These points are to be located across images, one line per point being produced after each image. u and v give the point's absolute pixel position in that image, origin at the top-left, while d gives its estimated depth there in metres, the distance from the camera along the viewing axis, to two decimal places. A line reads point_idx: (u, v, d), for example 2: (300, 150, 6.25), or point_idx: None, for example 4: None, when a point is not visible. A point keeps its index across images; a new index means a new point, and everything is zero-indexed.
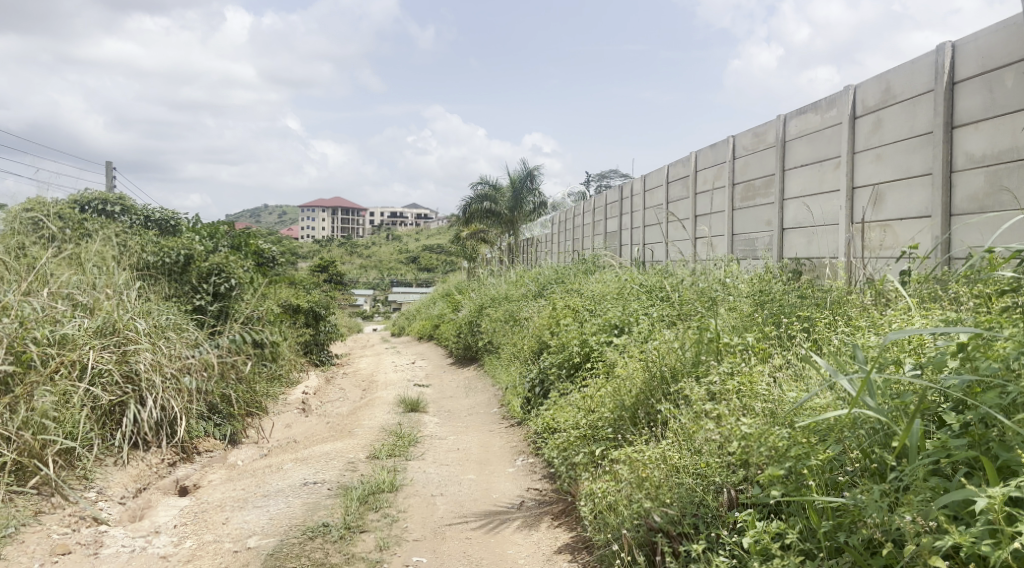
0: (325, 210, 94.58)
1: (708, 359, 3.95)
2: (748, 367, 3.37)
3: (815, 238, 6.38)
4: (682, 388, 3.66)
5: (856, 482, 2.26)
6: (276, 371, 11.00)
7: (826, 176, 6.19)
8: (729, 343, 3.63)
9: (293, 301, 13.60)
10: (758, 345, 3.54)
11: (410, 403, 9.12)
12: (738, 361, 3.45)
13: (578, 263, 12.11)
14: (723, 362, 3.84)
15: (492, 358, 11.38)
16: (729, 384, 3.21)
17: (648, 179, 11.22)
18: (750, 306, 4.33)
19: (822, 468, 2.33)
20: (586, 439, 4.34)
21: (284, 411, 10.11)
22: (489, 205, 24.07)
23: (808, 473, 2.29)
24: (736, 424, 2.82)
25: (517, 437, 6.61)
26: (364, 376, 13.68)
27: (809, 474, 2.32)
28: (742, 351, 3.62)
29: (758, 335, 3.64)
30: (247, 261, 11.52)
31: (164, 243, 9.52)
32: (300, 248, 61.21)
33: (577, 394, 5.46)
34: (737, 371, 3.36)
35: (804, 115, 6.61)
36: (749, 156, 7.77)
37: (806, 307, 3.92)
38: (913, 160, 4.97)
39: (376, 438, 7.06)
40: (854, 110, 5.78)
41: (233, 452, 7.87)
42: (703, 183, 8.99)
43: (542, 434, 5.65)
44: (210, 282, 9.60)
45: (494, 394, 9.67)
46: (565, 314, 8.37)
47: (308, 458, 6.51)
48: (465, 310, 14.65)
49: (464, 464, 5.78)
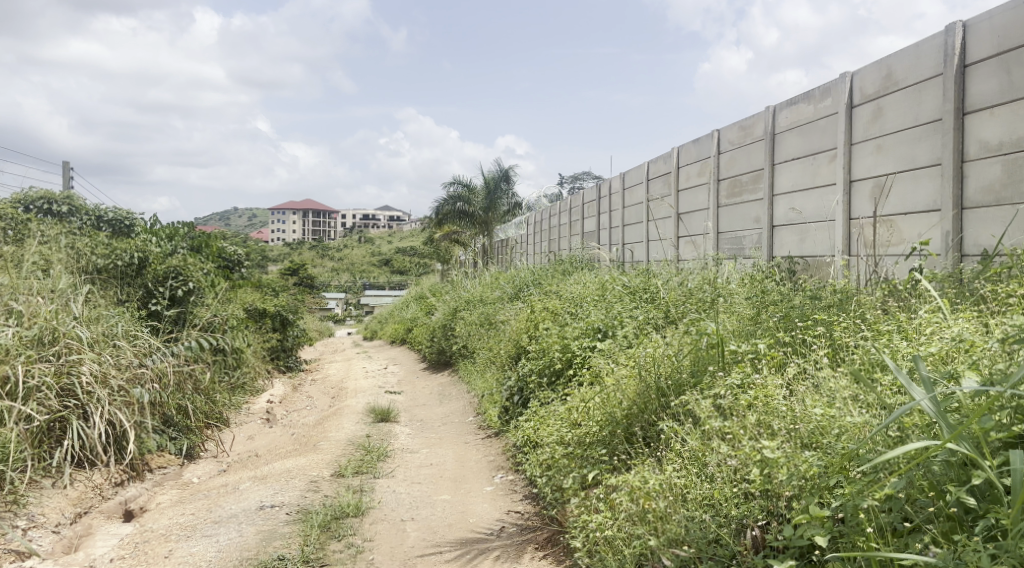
0: (296, 213, 93.22)
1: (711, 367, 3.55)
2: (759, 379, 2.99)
3: (808, 236, 6.04)
4: (683, 403, 3.27)
5: (922, 528, 1.92)
6: (238, 379, 10.41)
7: (821, 169, 5.84)
8: (737, 351, 3.24)
9: (258, 305, 12.99)
10: (769, 353, 3.16)
11: (380, 413, 8.63)
12: (748, 372, 3.06)
13: (556, 264, 11.70)
14: (728, 371, 3.44)
15: (468, 363, 10.90)
16: (741, 399, 2.83)
17: (627, 177, 10.85)
18: (750, 310, 3.96)
19: (880, 508, 1.98)
20: (575, 460, 3.92)
21: (247, 421, 9.52)
22: (462, 206, 23.51)
23: (866, 519, 1.94)
24: (755, 447, 2.44)
25: (495, 450, 6.18)
26: (333, 383, 13.10)
27: (865, 518, 1.96)
28: (751, 360, 3.24)
29: (769, 341, 3.26)
30: (208, 264, 10.92)
31: (116, 244, 8.90)
32: (271, 251, 60.07)
33: (562, 404, 5.05)
34: (748, 384, 2.97)
35: (795, 106, 6.27)
36: (735, 150, 7.42)
37: (817, 309, 3.55)
38: (919, 150, 4.63)
39: (343, 452, 6.56)
40: (851, 98, 5.45)
41: (189, 468, 7.31)
42: (685, 180, 8.63)
43: (524, 448, 5.24)
44: (167, 285, 9.03)
45: (469, 402, 9.22)
46: (544, 317, 7.95)
47: (268, 475, 5.99)
48: (439, 313, 14.15)
49: (438, 482, 5.33)
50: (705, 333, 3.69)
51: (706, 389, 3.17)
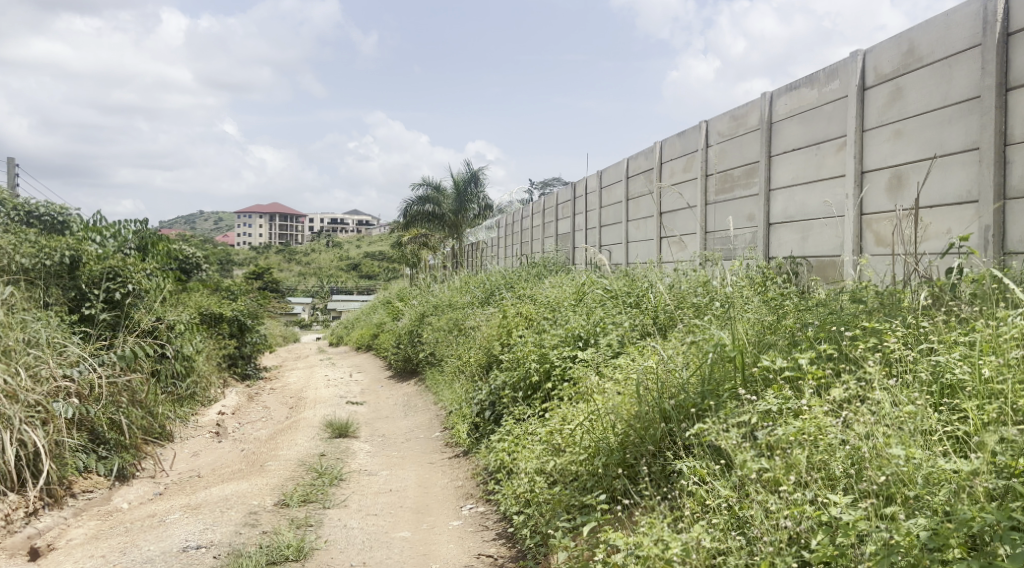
0: (262, 216, 91.44)
1: (727, 384, 2.93)
2: (802, 404, 2.39)
3: (811, 234, 5.51)
4: (701, 432, 2.66)
5: None
6: (185, 390, 9.53)
7: (827, 160, 5.31)
8: (766, 369, 2.62)
9: (214, 310, 12.06)
10: (809, 371, 2.55)
11: (338, 428, 7.87)
12: (786, 395, 2.46)
13: (529, 267, 11.05)
14: (752, 393, 2.83)
15: (435, 372, 10.16)
16: (786, 428, 2.22)
17: (605, 176, 10.23)
18: (772, 320, 3.35)
19: None
20: (566, 502, 3.28)
21: (193, 436, 8.67)
22: (432, 208, 22.73)
23: None
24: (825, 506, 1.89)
25: (463, 474, 5.49)
26: (292, 392, 12.26)
27: None
28: (782, 381, 2.64)
29: (807, 356, 2.65)
30: (154, 264, 9.99)
31: (45, 241, 7.92)
32: (237, 255, 58.54)
33: (544, 425, 4.38)
34: (790, 410, 2.37)
35: (796, 91, 5.73)
36: (725, 142, 6.85)
37: (857, 314, 2.93)
38: (948, 134, 4.10)
39: (292, 475, 5.80)
40: (862, 78, 4.91)
41: (119, 491, 6.40)
42: (669, 176, 8.04)
43: (497, 473, 4.58)
44: (102, 287, 8.10)
45: (435, 415, 8.50)
46: (517, 323, 7.28)
47: (201, 504, 5.18)
48: (407, 318, 13.41)
49: (397, 515, 4.62)
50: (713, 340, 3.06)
51: (730, 416, 2.57)
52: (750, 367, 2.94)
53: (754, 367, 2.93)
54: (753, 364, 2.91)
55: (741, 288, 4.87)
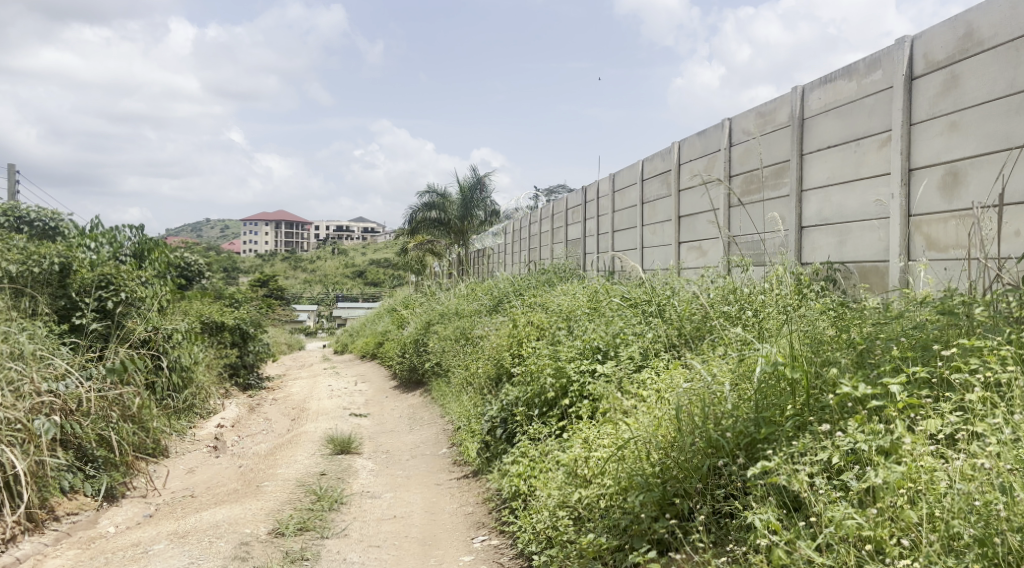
0: (268, 224, 91.39)
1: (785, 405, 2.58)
2: (901, 441, 2.15)
3: (850, 237, 5.13)
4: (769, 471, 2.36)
5: None
6: (182, 402, 9.12)
7: (868, 157, 4.94)
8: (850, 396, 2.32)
9: (215, 318, 11.67)
10: (905, 399, 2.28)
11: (341, 443, 7.47)
12: (880, 430, 2.20)
13: (539, 274, 10.65)
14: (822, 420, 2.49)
15: (441, 383, 9.76)
16: (890, 479, 2.04)
17: (618, 178, 9.82)
18: (833, 333, 2.97)
19: None
20: (606, 547, 2.90)
21: (190, 450, 8.27)
22: (436, 215, 22.33)
23: None
24: None
25: (473, 497, 5.10)
26: (294, 402, 11.87)
27: None
28: (869, 412, 2.36)
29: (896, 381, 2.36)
30: (151, 270, 9.57)
31: (34, 248, 7.49)
32: (242, 263, 58.33)
33: (567, 449, 3.98)
34: (890, 445, 2.15)
35: (832, 84, 5.35)
36: (750, 141, 6.45)
37: (941, 329, 2.57)
38: (1016, 125, 3.79)
39: (290, 498, 5.40)
40: (910, 67, 4.54)
41: (108, 513, 5.98)
42: (687, 178, 7.64)
43: (513, 501, 4.19)
44: (94, 295, 7.65)
45: (442, 429, 8.10)
46: (529, 332, 6.88)
47: (189, 531, 4.74)
48: (412, 326, 13.01)
49: (402, 546, 4.23)
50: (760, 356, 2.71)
51: (802, 450, 2.33)
52: (819, 383, 2.58)
53: (825, 381, 2.57)
54: (823, 376, 2.56)
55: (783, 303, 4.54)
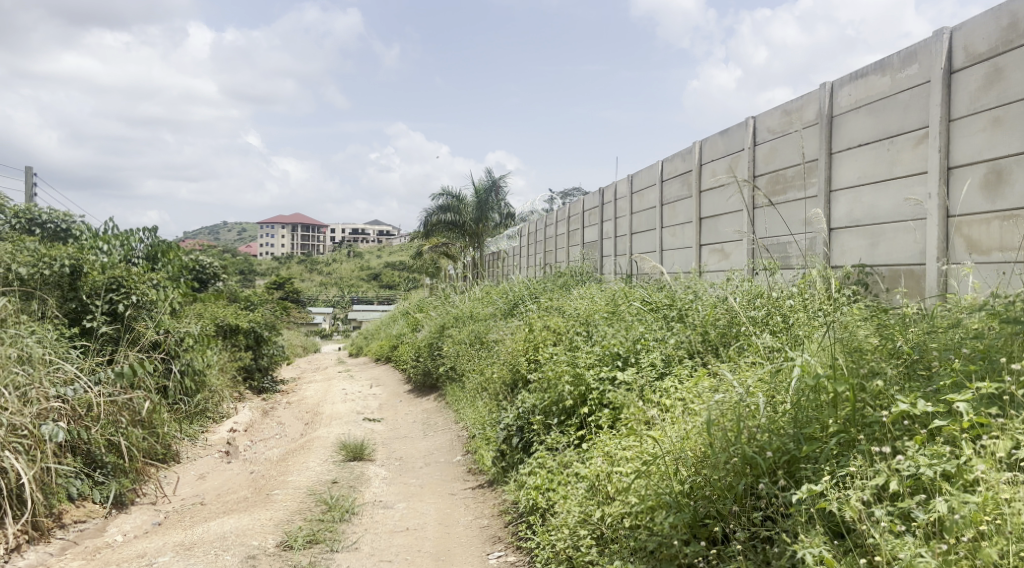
0: (284, 227, 91.82)
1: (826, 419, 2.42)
2: (973, 470, 2.01)
3: (882, 239, 4.91)
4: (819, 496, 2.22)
5: None
6: (194, 406, 9.01)
7: (902, 155, 4.73)
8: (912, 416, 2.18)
9: (229, 321, 11.57)
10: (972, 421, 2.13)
11: (354, 449, 7.32)
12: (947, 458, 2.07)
13: (555, 277, 10.46)
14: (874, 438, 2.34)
15: (456, 387, 9.59)
16: (962, 513, 1.90)
17: (636, 180, 9.61)
18: (875, 343, 2.78)
19: None
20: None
21: (202, 456, 8.15)
22: (451, 217, 22.16)
23: None
24: None
25: (488, 508, 4.93)
26: (308, 406, 11.75)
27: None
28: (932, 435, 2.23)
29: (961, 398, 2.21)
30: (163, 272, 9.47)
31: (45, 250, 7.40)
32: (259, 266, 58.57)
33: (588, 461, 3.80)
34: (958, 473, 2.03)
35: (863, 79, 5.14)
36: (776, 140, 6.24)
37: (1001, 341, 2.39)
38: None
39: (301, 507, 5.24)
40: (949, 60, 4.36)
41: (116, 521, 5.86)
42: (709, 178, 7.43)
43: (531, 516, 4.02)
44: (105, 298, 7.55)
45: (456, 435, 7.93)
46: (545, 337, 6.69)
47: (196, 543, 4.59)
48: (426, 330, 12.86)
49: (414, 562, 4.06)
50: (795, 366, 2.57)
51: (853, 473, 2.20)
52: (867, 396, 2.43)
53: (874, 392, 2.42)
54: (870, 387, 2.41)
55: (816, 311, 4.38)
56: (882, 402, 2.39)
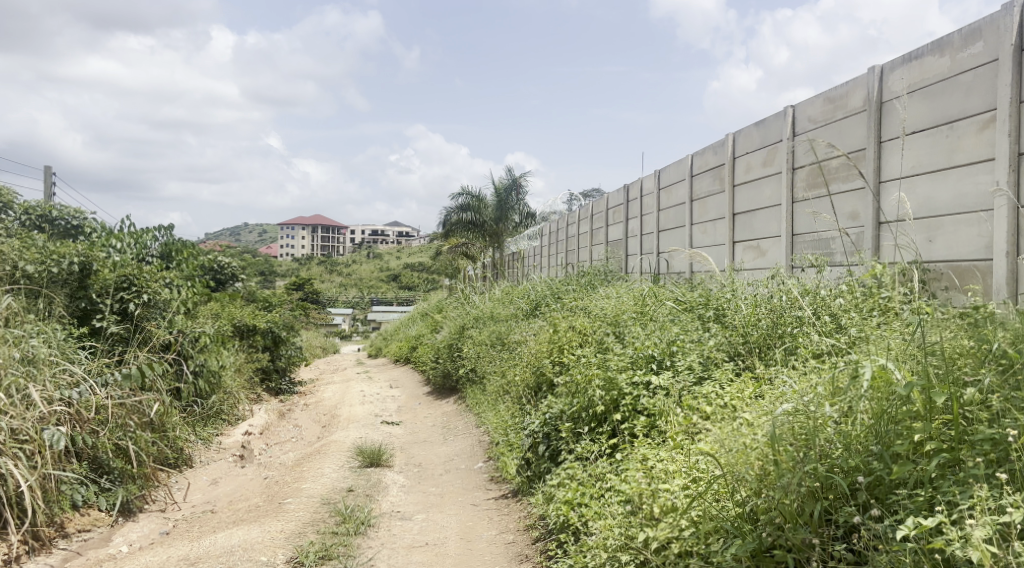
0: (304, 228, 92.16)
1: (915, 433, 2.18)
2: None
3: (941, 233, 4.51)
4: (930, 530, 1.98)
5: None
6: (209, 408, 8.77)
7: (964, 141, 4.33)
8: None
9: (246, 321, 11.31)
10: None
11: (370, 455, 7.01)
12: None
13: (579, 276, 10.09)
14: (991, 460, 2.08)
15: (477, 390, 9.25)
16: None
17: (664, 175, 9.23)
18: (962, 346, 2.44)
19: None
20: None
21: (215, 460, 7.89)
22: (471, 217, 21.82)
23: None
24: None
25: (513, 522, 4.59)
26: (326, 408, 11.48)
27: None
28: None
29: None
30: (176, 271, 9.25)
31: (54, 248, 7.18)
32: (280, 267, 58.69)
33: (625, 475, 3.45)
34: None
35: (917, 61, 4.74)
36: (818, 129, 5.83)
37: None
38: None
39: (314, 519, 4.94)
40: (1020, 37, 3.98)
41: (122, 530, 5.60)
42: (743, 172, 7.03)
43: (561, 534, 3.67)
44: (115, 297, 7.32)
45: (478, 440, 7.60)
46: (571, 338, 6.34)
47: (200, 558, 4.30)
48: (446, 330, 12.54)
49: None
50: (870, 371, 2.26)
51: (977, 503, 1.94)
52: (967, 407, 2.20)
53: (976, 403, 2.20)
54: (972, 397, 2.18)
55: (874, 312, 4.04)
56: (990, 416, 2.16)
